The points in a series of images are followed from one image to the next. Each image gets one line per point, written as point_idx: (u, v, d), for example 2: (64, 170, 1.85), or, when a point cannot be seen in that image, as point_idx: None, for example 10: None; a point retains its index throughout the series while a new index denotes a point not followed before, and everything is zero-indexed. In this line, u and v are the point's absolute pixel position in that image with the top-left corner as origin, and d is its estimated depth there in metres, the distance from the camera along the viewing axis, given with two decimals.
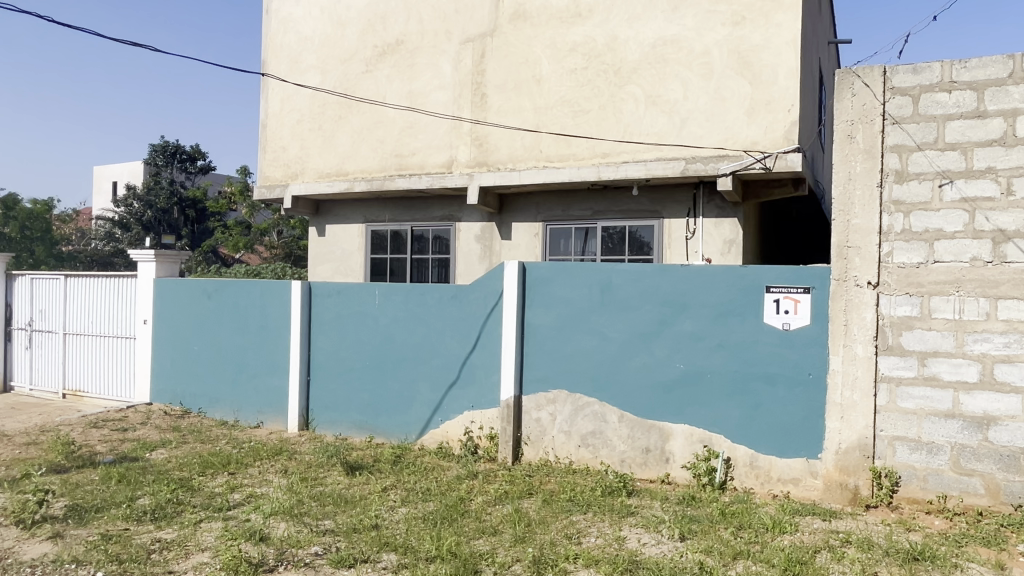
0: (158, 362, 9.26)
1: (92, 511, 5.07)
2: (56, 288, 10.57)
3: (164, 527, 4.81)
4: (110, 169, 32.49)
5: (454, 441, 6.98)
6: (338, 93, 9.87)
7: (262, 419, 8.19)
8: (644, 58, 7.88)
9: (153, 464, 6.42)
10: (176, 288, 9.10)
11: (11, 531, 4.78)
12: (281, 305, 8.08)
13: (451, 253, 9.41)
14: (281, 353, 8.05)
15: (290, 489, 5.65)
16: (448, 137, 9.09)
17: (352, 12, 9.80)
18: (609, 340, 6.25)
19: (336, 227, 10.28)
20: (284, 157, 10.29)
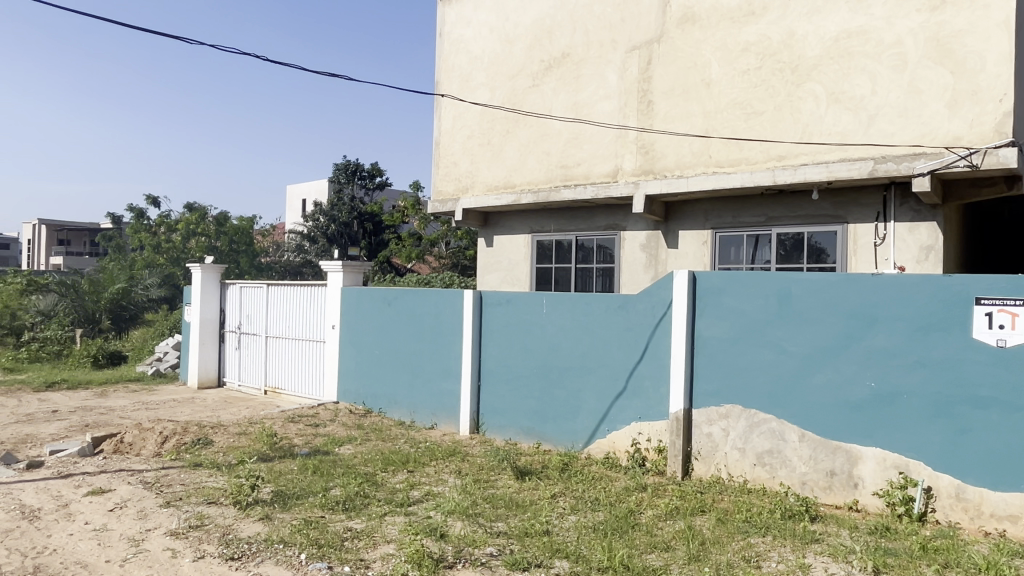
0: (344, 364, 10.05)
1: (294, 498, 5.60)
2: (260, 295, 11.84)
3: (354, 517, 5.20)
4: (301, 188, 35.91)
5: (621, 452, 6.92)
6: (506, 108, 10.20)
7: (436, 421, 8.61)
8: (826, 53, 7.38)
9: (342, 458, 6.98)
10: (360, 295, 9.85)
11: (229, 510, 5.40)
12: (454, 313, 8.47)
13: (615, 262, 9.36)
14: (454, 358, 8.44)
15: (464, 489, 5.89)
16: (614, 146, 9.07)
17: (520, 29, 10.10)
18: (789, 354, 5.90)
19: (503, 237, 10.62)
20: (456, 171, 10.81)
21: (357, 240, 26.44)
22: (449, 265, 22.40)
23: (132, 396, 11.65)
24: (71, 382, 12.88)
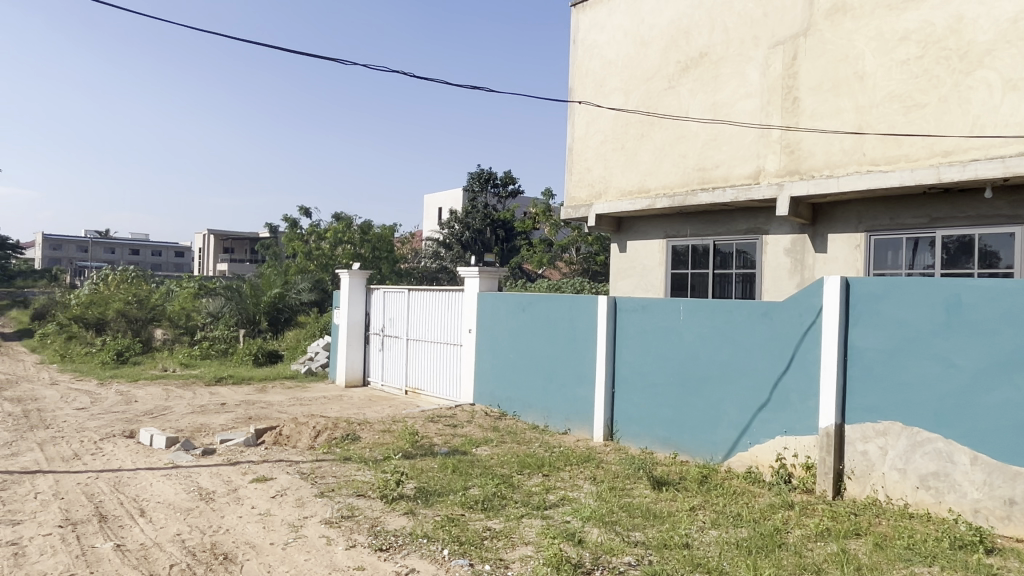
0: (480, 367, 10.31)
1: (436, 495, 5.81)
2: (402, 300, 12.42)
3: (493, 517, 5.32)
4: (437, 197, 37.33)
5: (765, 467, 6.59)
6: (641, 112, 10.07)
7: (569, 426, 8.64)
8: (1001, 37, 6.68)
9: (480, 459, 7.17)
10: (496, 300, 10.08)
11: (377, 502, 5.70)
12: (589, 319, 8.46)
13: (756, 268, 8.95)
14: (588, 364, 8.43)
15: (600, 496, 5.86)
16: (756, 146, 8.70)
17: (656, 30, 9.94)
18: (959, 368, 5.37)
19: (637, 243, 10.49)
20: (589, 177, 10.81)
21: (490, 246, 27.21)
22: (579, 271, 22.40)
23: (288, 393, 12.61)
24: (237, 378, 14.15)
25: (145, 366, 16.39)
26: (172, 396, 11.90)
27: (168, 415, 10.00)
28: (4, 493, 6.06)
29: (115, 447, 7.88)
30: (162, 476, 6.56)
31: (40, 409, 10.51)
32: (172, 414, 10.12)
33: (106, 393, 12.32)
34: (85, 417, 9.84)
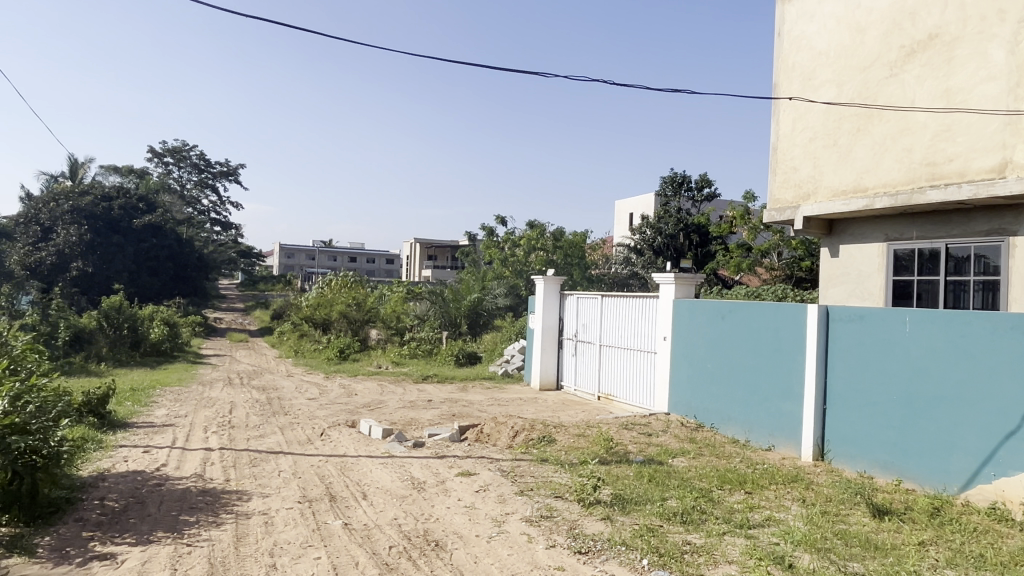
0: (676, 376, 10.08)
1: (633, 503, 5.77)
2: (595, 306, 12.51)
3: (693, 531, 5.17)
4: (628, 203, 37.09)
5: (1014, 504, 5.71)
6: (856, 104, 9.25)
7: (773, 443, 8.14)
8: None
9: (677, 470, 7.00)
10: (693, 308, 9.80)
11: (574, 506, 5.79)
12: (796, 328, 7.93)
13: (1001, 274, 7.81)
14: (795, 377, 7.90)
15: (811, 520, 5.45)
16: (1000, 135, 7.61)
17: (874, 14, 9.08)
18: None
19: (851, 247, 9.64)
20: (795, 177, 10.14)
21: (684, 251, 26.32)
22: (782, 277, 21.03)
23: (486, 393, 13.22)
24: (440, 377, 15.12)
25: (362, 363, 18.09)
26: (386, 391, 13.01)
27: (383, 408, 10.95)
28: (255, 469, 7.01)
29: (341, 435, 8.78)
30: (380, 464, 7.20)
31: (280, 397, 12.01)
32: (386, 407, 11.07)
33: (332, 385, 13.77)
34: (316, 406, 11.09)
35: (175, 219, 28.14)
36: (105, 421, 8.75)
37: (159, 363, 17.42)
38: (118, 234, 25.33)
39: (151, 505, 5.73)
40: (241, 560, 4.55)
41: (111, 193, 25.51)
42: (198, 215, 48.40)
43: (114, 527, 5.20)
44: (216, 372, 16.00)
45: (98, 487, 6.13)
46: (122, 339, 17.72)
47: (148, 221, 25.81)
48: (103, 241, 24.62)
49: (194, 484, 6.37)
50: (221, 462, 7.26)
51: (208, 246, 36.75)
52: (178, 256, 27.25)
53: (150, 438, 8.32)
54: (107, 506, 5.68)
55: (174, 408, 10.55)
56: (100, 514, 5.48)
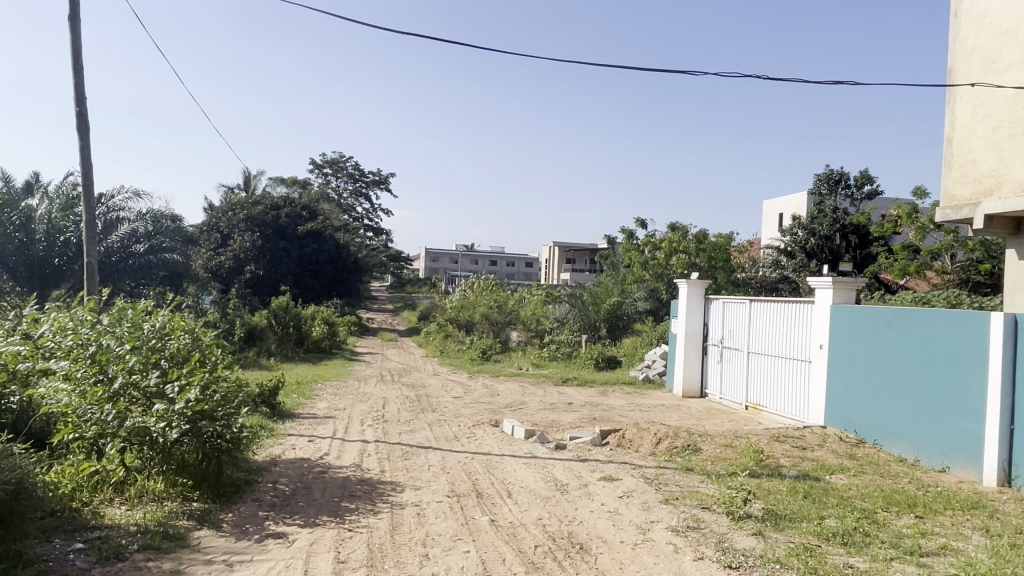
0: (833, 387, 9.44)
1: (787, 520, 5.47)
2: (743, 311, 12.00)
3: (856, 554, 4.81)
4: (777, 202, 35.24)
5: None
6: None
7: (948, 464, 7.40)
8: None
9: (836, 488, 6.55)
10: (854, 314, 9.14)
11: (722, 518, 5.58)
12: (978, 339, 7.17)
13: None
14: (975, 393, 7.14)
15: (996, 552, 4.89)
16: None
17: None
18: None
19: None
20: (975, 171, 9.17)
21: (841, 253, 24.61)
22: (957, 281, 19.09)
23: (628, 398, 13.07)
24: (581, 380, 15.14)
25: (503, 364, 18.50)
26: (527, 393, 13.23)
27: (525, 409, 11.14)
28: (407, 462, 7.38)
29: (485, 433, 9.04)
30: (524, 464, 7.33)
31: (428, 395, 12.57)
32: (528, 409, 11.25)
33: (476, 385, 14.20)
34: (461, 404, 11.49)
35: (334, 225, 30.25)
36: (275, 411, 9.59)
37: (319, 359, 18.81)
38: (285, 240, 27.62)
39: (316, 490, 6.21)
40: (396, 547, 4.82)
41: (279, 203, 27.87)
42: (353, 221, 51.71)
43: (285, 508, 5.69)
44: (370, 369, 17.01)
45: (271, 471, 6.74)
46: (288, 336, 19.30)
47: (310, 227, 27.93)
48: (272, 246, 26.95)
49: (353, 474, 6.83)
50: (377, 454, 7.72)
51: (362, 250, 39.14)
52: (336, 260, 29.26)
53: (314, 428, 9.01)
54: (279, 489, 6.22)
55: (334, 402, 11.35)
56: (273, 495, 6.02)
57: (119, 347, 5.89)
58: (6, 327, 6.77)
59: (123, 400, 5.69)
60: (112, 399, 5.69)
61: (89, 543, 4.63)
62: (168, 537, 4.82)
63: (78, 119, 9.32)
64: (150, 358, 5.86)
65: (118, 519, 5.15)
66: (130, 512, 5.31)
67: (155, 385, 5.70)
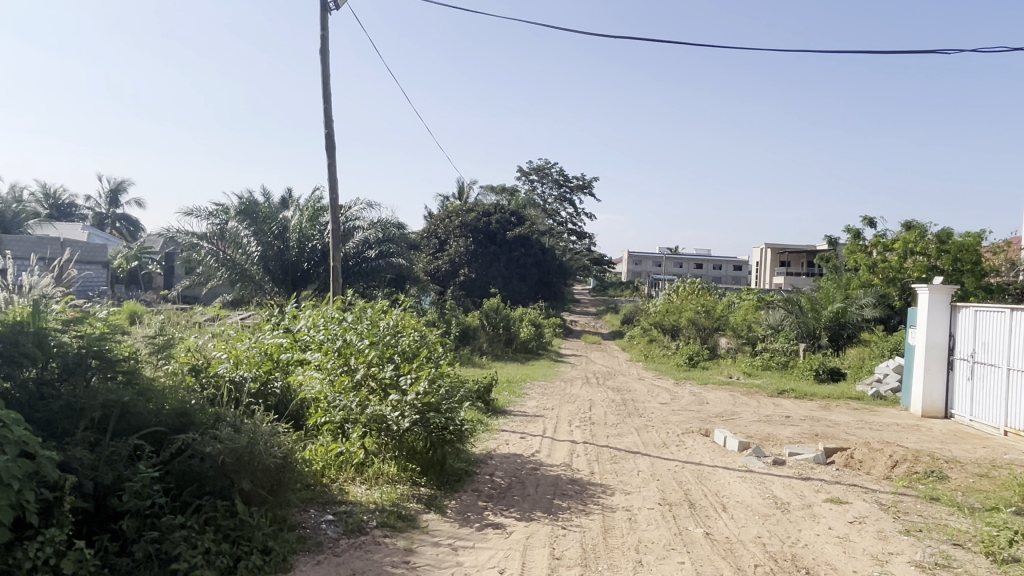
0: None
1: None
2: (1001, 321, 10.39)
3: None
4: None
5: None
6: None
7: None
8: None
9: None
10: None
11: (979, 558, 4.87)
12: None
13: None
14: None
15: None
16: None
17: None
18: None
19: None
20: None
21: None
22: None
23: (854, 414, 11.91)
24: (798, 392, 14.08)
25: (711, 371, 17.79)
26: (739, 403, 12.61)
27: (737, 420, 10.62)
28: (616, 466, 7.38)
29: (696, 442, 8.76)
30: (739, 478, 6.99)
31: (634, 399, 12.47)
32: (740, 420, 10.71)
33: (683, 392, 13.84)
34: (669, 411, 11.25)
35: (541, 230, 31.18)
36: (489, 407, 10.09)
37: (527, 359, 19.47)
38: (495, 244, 29.02)
39: (530, 486, 6.44)
40: (609, 550, 4.84)
41: (490, 209, 29.34)
42: (558, 225, 52.92)
43: (501, 501, 5.96)
44: (575, 371, 17.27)
45: (488, 464, 7.10)
46: (498, 336, 20.25)
47: (518, 232, 29.07)
48: (484, 251, 28.45)
49: (564, 473, 6.98)
50: (585, 455, 7.82)
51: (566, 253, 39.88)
52: (542, 263, 30.14)
53: (525, 425, 9.35)
54: (496, 481, 6.54)
55: (543, 401, 11.68)
56: (490, 487, 6.34)
57: (360, 343, 6.74)
58: (274, 323, 7.85)
59: (365, 388, 6.44)
60: (355, 388, 6.46)
61: (337, 516, 5.22)
62: (401, 517, 5.29)
63: (327, 141, 10.59)
64: (385, 352, 6.63)
65: (359, 496, 5.75)
66: (369, 492, 5.89)
67: (389, 376, 6.38)
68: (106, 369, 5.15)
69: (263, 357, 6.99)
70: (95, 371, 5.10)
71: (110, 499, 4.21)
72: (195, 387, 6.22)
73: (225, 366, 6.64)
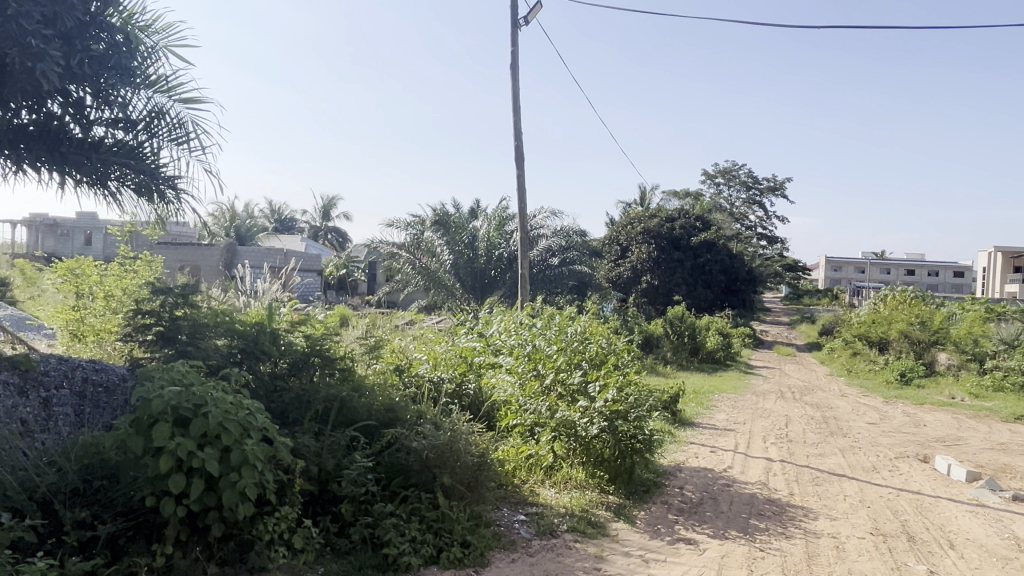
0: None
1: None
2: None
3: None
4: None
5: None
6: None
7: None
8: None
9: None
10: None
11: None
12: None
13: None
14: None
15: None
16: None
17: None
18: None
19: None
20: None
21: None
22: None
23: None
24: None
25: (928, 390, 15.91)
26: (965, 427, 11.14)
27: (964, 446, 9.38)
28: (819, 488, 6.85)
29: (913, 468, 7.88)
30: (968, 512, 6.18)
31: (837, 417, 11.49)
32: (968, 446, 9.45)
33: (895, 412, 12.51)
34: (879, 432, 10.22)
35: (728, 235, 29.87)
36: (676, 418, 9.82)
37: (714, 369, 18.70)
38: (679, 251, 28.25)
39: (723, 503, 6.16)
40: None
41: (674, 214, 28.61)
42: (746, 230, 50.39)
43: (693, 516, 5.76)
44: (768, 384, 16.26)
45: (677, 476, 6.92)
46: (683, 346, 19.67)
47: (704, 238, 28.06)
48: (667, 257, 27.83)
49: (761, 492, 6.60)
50: (784, 475, 7.33)
51: (755, 259, 37.79)
52: (730, 270, 28.83)
53: (715, 439, 8.97)
54: (686, 495, 6.34)
55: (733, 415, 11.14)
56: (681, 500, 6.16)
57: (548, 348, 6.91)
58: (469, 326, 8.30)
59: (554, 393, 6.56)
60: (545, 393, 6.62)
61: (529, 517, 5.36)
62: (590, 523, 5.31)
63: (517, 153, 10.97)
64: (574, 359, 6.74)
65: (549, 499, 5.87)
66: (559, 495, 5.99)
67: (578, 383, 6.45)
68: (326, 365, 5.69)
69: (459, 359, 7.43)
70: (317, 367, 5.66)
71: (330, 484, 4.65)
72: (398, 386, 6.69)
73: (426, 367, 7.10)
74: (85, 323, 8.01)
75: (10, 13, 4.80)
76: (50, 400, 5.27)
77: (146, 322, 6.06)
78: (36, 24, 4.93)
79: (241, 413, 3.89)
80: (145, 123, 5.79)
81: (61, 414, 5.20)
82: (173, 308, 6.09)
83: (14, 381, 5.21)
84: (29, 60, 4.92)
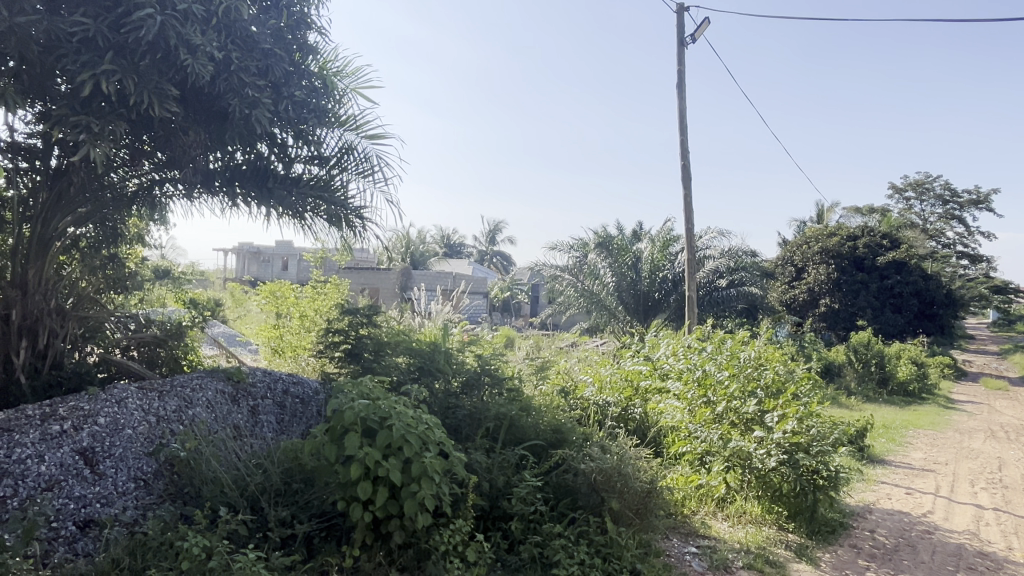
0: None
1: None
2: None
3: None
4: None
5: None
6: None
7: None
8: None
9: None
10: None
11: None
12: None
13: None
14: None
15: None
16: None
17: None
18: None
19: None
20: None
21: None
22: None
23: None
24: None
25: None
26: None
27: None
28: None
29: None
30: None
31: None
32: None
33: None
34: None
35: (922, 254, 27.01)
36: (863, 455, 8.98)
37: (908, 402, 16.82)
38: (863, 271, 25.98)
39: (924, 552, 5.53)
40: None
41: (857, 233, 26.34)
42: (944, 248, 45.24)
43: (887, 563, 5.21)
44: (975, 421, 14.34)
45: (868, 518, 6.32)
46: (870, 375, 18.04)
47: (893, 257, 25.51)
48: (850, 278, 25.66)
49: (970, 543, 5.84)
50: (999, 525, 6.44)
51: (955, 280, 33.83)
52: (924, 292, 26.01)
53: (911, 480, 8.08)
54: (879, 540, 5.75)
55: (933, 454, 9.96)
56: (873, 546, 5.59)
57: (719, 374, 6.66)
58: (635, 349, 8.21)
59: (726, 421, 6.25)
60: (717, 421, 6.35)
61: (701, 549, 5.15)
62: (769, 562, 4.99)
63: (684, 171, 10.78)
64: (748, 386, 6.41)
65: (722, 532, 5.59)
66: (733, 529, 5.69)
67: (752, 412, 6.09)
68: (495, 385, 5.85)
69: (625, 383, 7.38)
70: (487, 386, 5.83)
71: (501, 501, 4.78)
72: (564, 407, 6.73)
73: (591, 391, 7.16)
74: (284, 340, 8.88)
75: (233, 68, 5.34)
76: (257, 408, 5.88)
77: (336, 340, 6.71)
78: (253, 76, 5.48)
79: (421, 427, 4.12)
80: (337, 158, 6.38)
81: (265, 421, 5.77)
82: (358, 326, 6.66)
83: (228, 390, 5.87)
84: (246, 108, 5.45)
